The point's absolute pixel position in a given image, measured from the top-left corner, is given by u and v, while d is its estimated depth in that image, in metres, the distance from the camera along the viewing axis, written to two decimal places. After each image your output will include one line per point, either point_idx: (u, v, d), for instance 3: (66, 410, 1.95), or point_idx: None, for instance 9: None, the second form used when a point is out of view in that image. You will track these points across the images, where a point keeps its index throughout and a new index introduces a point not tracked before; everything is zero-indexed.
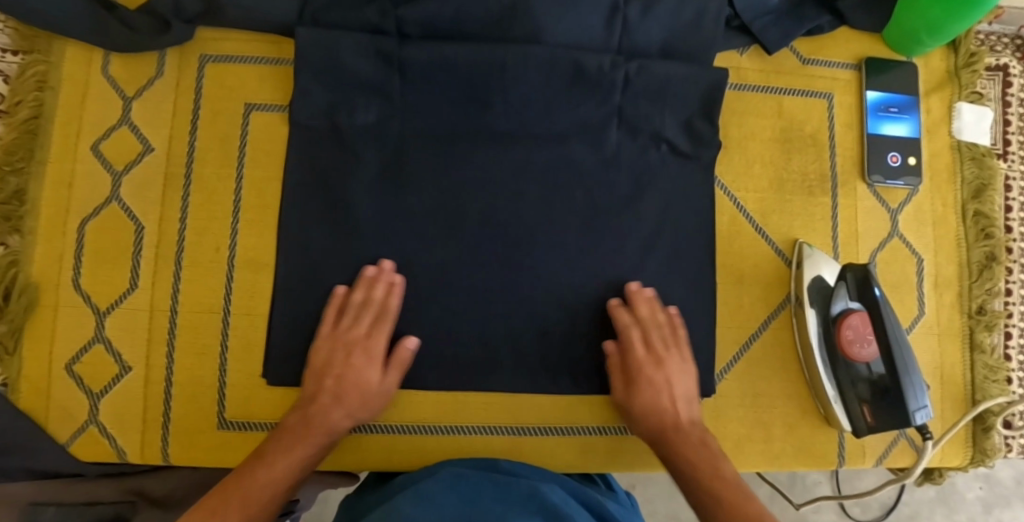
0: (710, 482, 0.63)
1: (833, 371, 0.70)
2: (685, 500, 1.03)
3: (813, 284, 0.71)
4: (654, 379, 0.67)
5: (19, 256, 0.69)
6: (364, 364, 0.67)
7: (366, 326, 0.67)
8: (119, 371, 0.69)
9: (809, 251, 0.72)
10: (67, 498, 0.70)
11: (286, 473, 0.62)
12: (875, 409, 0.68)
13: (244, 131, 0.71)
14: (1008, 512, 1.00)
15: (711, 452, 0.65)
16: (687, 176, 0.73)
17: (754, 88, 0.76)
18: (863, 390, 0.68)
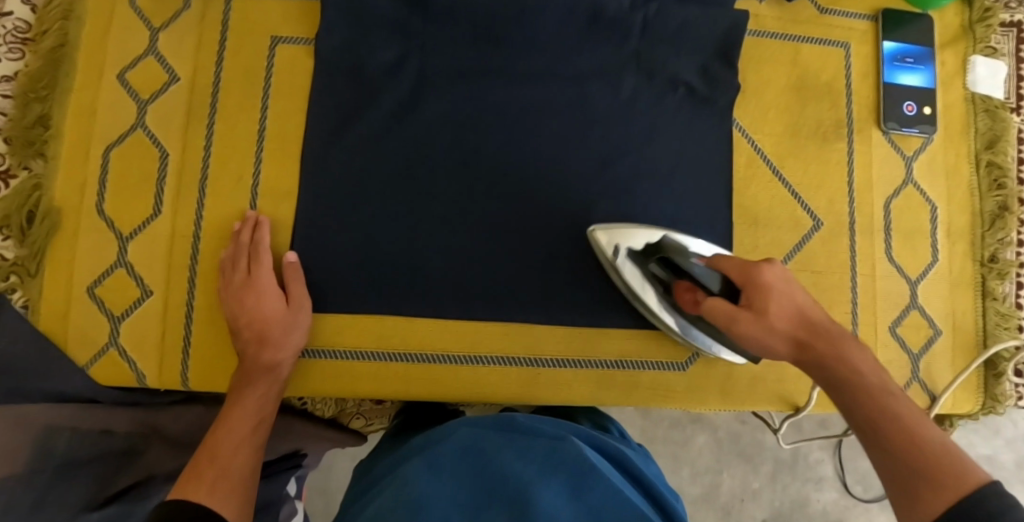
0: (908, 422, 0.52)
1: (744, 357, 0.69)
2: (686, 470, 1.10)
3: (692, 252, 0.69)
4: (828, 335, 0.57)
5: (42, 181, 0.70)
6: (258, 303, 0.66)
7: (245, 270, 0.67)
8: (141, 295, 0.69)
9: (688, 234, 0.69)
10: (84, 424, 0.70)
11: (253, 418, 0.64)
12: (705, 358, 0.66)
13: (270, 63, 0.71)
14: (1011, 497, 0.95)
15: (875, 386, 0.54)
16: (706, 120, 0.73)
17: (773, 35, 0.76)
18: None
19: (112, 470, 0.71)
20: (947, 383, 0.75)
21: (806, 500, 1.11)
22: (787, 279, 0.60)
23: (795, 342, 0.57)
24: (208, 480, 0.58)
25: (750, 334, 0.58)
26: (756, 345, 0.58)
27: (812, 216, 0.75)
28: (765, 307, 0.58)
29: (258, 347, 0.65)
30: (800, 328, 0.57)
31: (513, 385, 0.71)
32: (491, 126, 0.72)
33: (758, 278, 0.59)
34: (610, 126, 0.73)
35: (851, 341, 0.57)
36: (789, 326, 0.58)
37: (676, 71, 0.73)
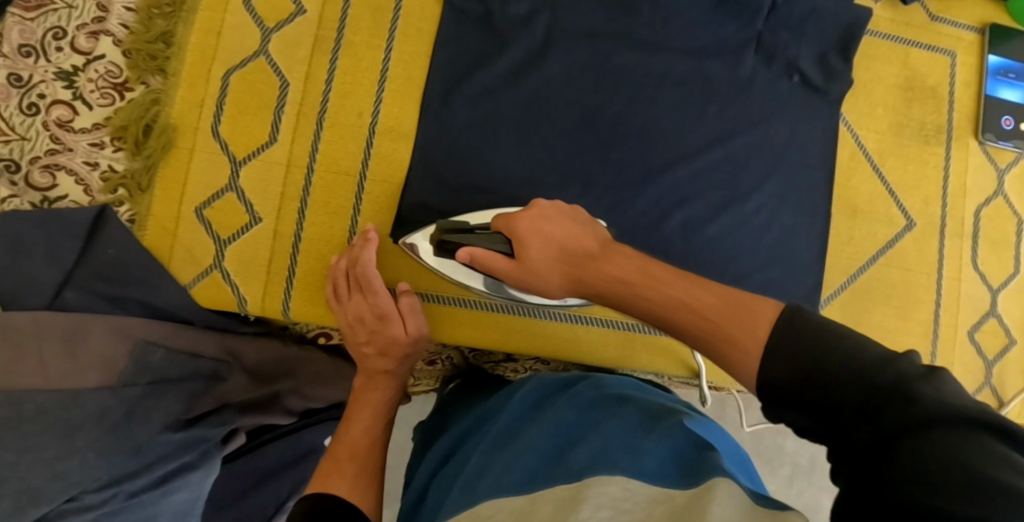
0: (698, 301, 0.47)
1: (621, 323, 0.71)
2: None
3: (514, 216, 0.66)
4: (592, 260, 0.55)
5: (161, 96, 0.70)
6: (383, 324, 0.66)
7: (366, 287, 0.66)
8: (250, 221, 0.69)
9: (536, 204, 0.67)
10: (177, 343, 0.70)
11: (376, 413, 0.65)
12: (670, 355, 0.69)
13: (397, 6, 0.72)
14: None
15: (642, 279, 0.51)
16: (815, 111, 0.76)
17: (886, 36, 0.78)
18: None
19: (197, 394, 0.72)
20: (1017, 391, 0.77)
21: (819, 507, 1.13)
22: (549, 217, 0.58)
23: (561, 277, 0.57)
24: (350, 473, 0.59)
25: (529, 275, 0.58)
26: (543, 284, 0.58)
27: (906, 216, 0.77)
28: (526, 256, 0.57)
29: (380, 359, 0.67)
30: (568, 266, 0.56)
31: (587, 346, 0.72)
32: (609, 93, 0.73)
33: (515, 226, 0.58)
34: (725, 106, 0.74)
35: (617, 251, 0.55)
36: (560, 269, 0.56)
37: (792, 60, 0.75)
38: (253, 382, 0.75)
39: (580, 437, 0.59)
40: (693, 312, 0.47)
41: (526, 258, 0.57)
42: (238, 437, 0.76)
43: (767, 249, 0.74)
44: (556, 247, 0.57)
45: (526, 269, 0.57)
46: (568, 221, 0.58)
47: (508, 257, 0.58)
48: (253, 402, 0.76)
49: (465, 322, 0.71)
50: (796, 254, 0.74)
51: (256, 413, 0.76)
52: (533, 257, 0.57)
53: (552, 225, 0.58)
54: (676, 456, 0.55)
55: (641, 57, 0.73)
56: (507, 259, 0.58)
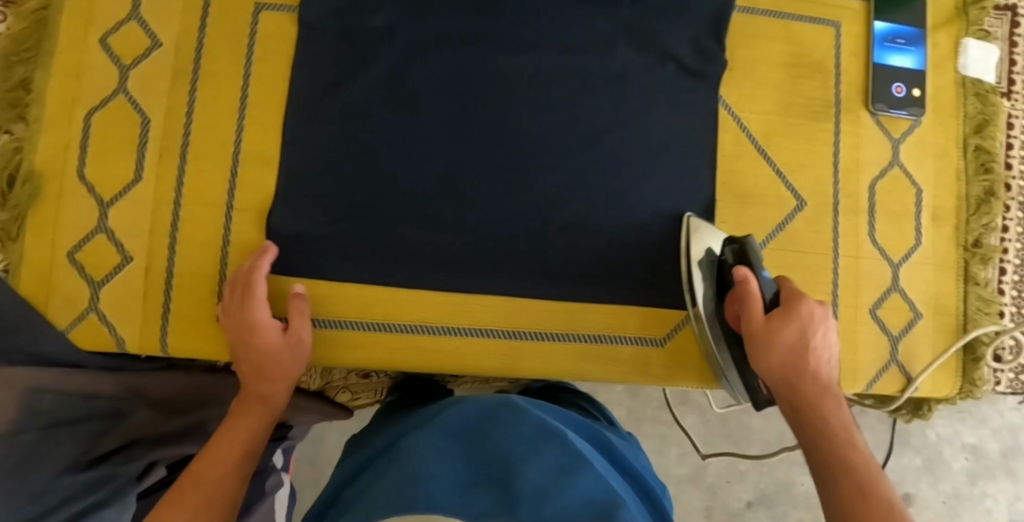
0: (880, 485, 0.52)
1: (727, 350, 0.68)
2: (672, 450, 1.06)
3: (701, 260, 0.69)
4: (818, 383, 0.59)
5: (24, 144, 0.69)
6: (255, 335, 0.65)
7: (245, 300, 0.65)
8: (121, 261, 0.69)
9: (697, 225, 0.71)
10: (66, 387, 0.69)
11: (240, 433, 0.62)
12: None
13: (254, 30, 0.71)
14: (991, 484, 1.06)
15: (845, 437, 0.56)
16: (693, 96, 0.73)
17: (765, 13, 0.76)
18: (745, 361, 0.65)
19: (96, 433, 0.70)
20: (925, 366, 0.75)
21: (790, 482, 1.08)
22: (828, 320, 0.61)
23: (774, 370, 0.59)
24: (191, 503, 0.56)
25: (762, 340, 0.59)
26: (760, 356, 0.60)
27: (796, 196, 0.75)
28: (779, 331, 0.59)
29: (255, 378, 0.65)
30: (787, 367, 0.59)
31: (473, 357, 0.71)
32: (476, 97, 0.71)
33: (799, 303, 0.60)
34: (600, 101, 0.72)
35: (836, 397, 0.59)
36: (785, 364, 0.59)
37: (667, 46, 0.73)
38: (161, 416, 0.74)
39: (488, 469, 0.54)
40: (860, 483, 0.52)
41: (777, 336, 0.59)
42: (157, 470, 0.74)
43: (651, 243, 0.72)
44: (799, 342, 0.59)
45: (762, 343, 0.59)
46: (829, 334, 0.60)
47: (761, 320, 0.60)
48: (167, 436, 0.74)
49: (343, 345, 0.70)
50: (683, 247, 0.72)
51: (172, 445, 0.74)
52: (784, 336, 0.59)
53: (812, 321, 0.60)
54: (579, 508, 0.51)
55: (505, 59, 0.71)
56: (760, 319, 0.60)
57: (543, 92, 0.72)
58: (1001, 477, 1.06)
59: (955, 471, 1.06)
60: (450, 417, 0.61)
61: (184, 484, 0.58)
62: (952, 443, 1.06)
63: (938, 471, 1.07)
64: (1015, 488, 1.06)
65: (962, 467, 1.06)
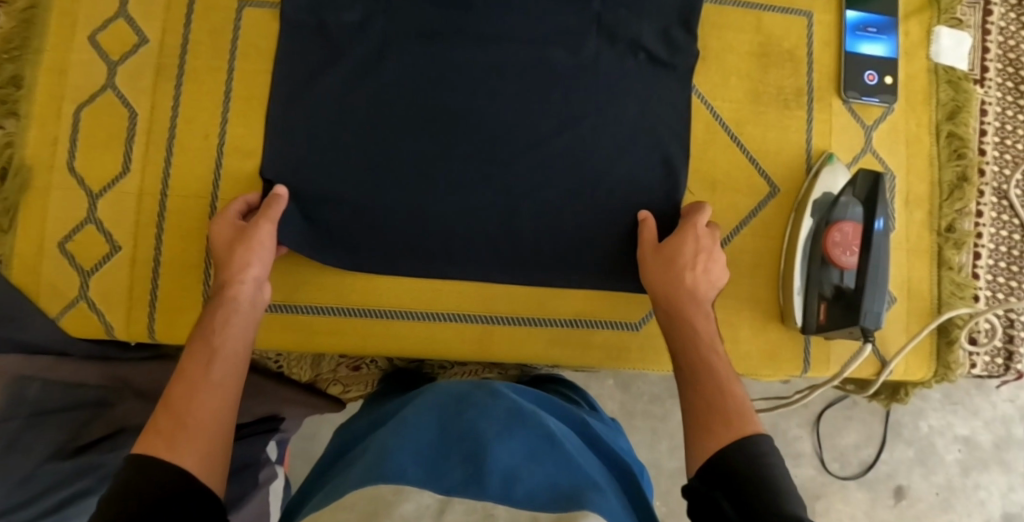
0: (734, 393, 0.56)
1: (808, 271, 0.73)
2: (664, 443, 1.06)
3: (821, 192, 0.74)
4: (695, 299, 0.63)
5: (14, 139, 0.71)
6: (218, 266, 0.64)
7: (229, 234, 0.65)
8: (109, 250, 0.71)
9: (832, 162, 0.75)
10: (54, 375, 0.70)
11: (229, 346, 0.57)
12: (830, 308, 0.71)
13: (237, 26, 0.73)
14: (986, 474, 1.06)
15: (706, 341, 0.60)
16: (666, 86, 0.75)
17: (737, 3, 0.77)
18: (826, 289, 0.71)
19: (86, 419, 0.72)
20: (899, 349, 0.75)
21: None
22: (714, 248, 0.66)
23: (654, 282, 0.66)
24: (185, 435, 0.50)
25: (654, 259, 0.67)
26: (648, 273, 0.67)
27: (770, 183, 0.76)
28: (670, 250, 0.67)
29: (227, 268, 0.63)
30: (662, 276, 0.66)
31: (450, 341, 0.74)
32: (453, 88, 0.73)
33: (684, 224, 0.68)
34: (574, 91, 0.74)
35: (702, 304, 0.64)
36: (661, 276, 0.66)
37: (639, 36, 0.74)
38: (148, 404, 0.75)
39: (461, 445, 0.53)
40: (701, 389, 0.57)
41: (658, 257, 0.67)
42: None
43: (625, 230, 0.73)
44: (692, 258, 0.65)
45: (660, 262, 0.66)
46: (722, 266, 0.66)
47: (654, 246, 0.68)
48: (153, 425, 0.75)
49: (325, 331, 0.73)
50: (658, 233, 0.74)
51: None
52: (680, 252, 0.66)
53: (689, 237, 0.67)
54: (548, 485, 0.50)
55: (481, 51, 0.73)
56: (650, 247, 0.68)
57: (518, 83, 0.74)
58: (995, 469, 1.06)
59: (948, 463, 1.06)
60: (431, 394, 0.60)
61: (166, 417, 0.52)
62: (944, 434, 1.07)
63: (931, 462, 1.06)
64: (1009, 479, 1.05)
65: (956, 459, 1.06)
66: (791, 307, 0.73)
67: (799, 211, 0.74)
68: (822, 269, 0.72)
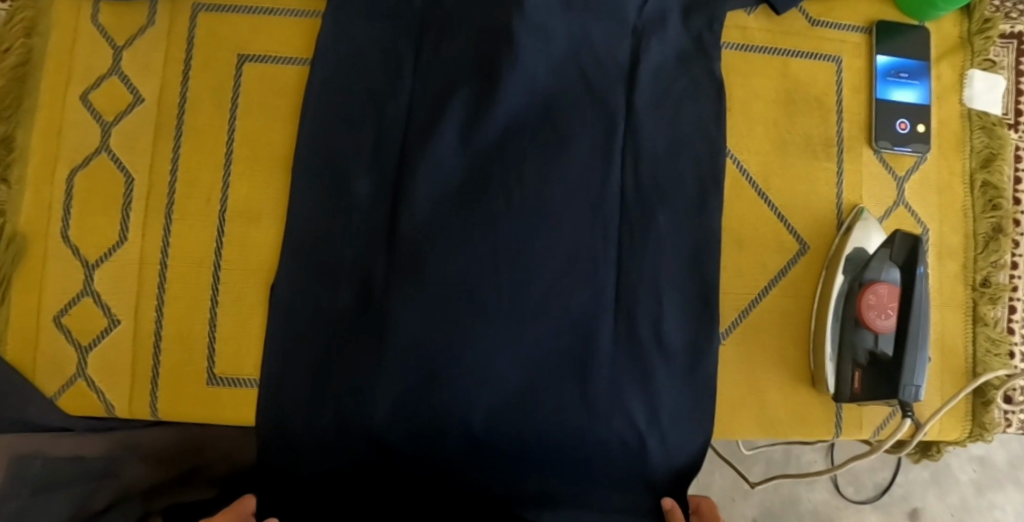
0: None
1: (840, 331, 0.70)
2: None
3: (854, 251, 0.71)
4: None
5: (7, 207, 0.68)
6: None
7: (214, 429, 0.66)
8: (108, 324, 0.68)
9: (865, 216, 0.72)
10: (56, 451, 0.65)
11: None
12: (865, 376, 0.68)
13: (238, 83, 0.70)
14: (1001, 495, 1.02)
15: None
16: (689, 137, 0.72)
17: (762, 49, 0.75)
18: (860, 355, 0.68)
19: (89, 493, 0.66)
20: (934, 412, 0.72)
21: (796, 500, 1.03)
22: None
23: None
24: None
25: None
26: None
27: (798, 239, 0.73)
28: None
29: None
30: None
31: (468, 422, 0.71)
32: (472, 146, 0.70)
33: None
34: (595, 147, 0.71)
35: None
36: None
37: (663, 89, 0.73)
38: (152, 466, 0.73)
39: None
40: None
41: None
42: None
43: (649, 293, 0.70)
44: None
45: None
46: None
47: None
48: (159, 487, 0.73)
49: None
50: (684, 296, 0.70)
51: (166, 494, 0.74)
52: None
53: None
54: None
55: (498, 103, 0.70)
56: None
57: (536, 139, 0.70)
58: (1010, 487, 1.03)
59: (963, 483, 1.03)
60: None
61: None
62: (959, 455, 1.04)
63: (945, 483, 1.04)
64: None
65: (971, 478, 1.03)
66: (821, 371, 0.70)
67: (830, 271, 0.71)
68: (853, 334, 0.69)
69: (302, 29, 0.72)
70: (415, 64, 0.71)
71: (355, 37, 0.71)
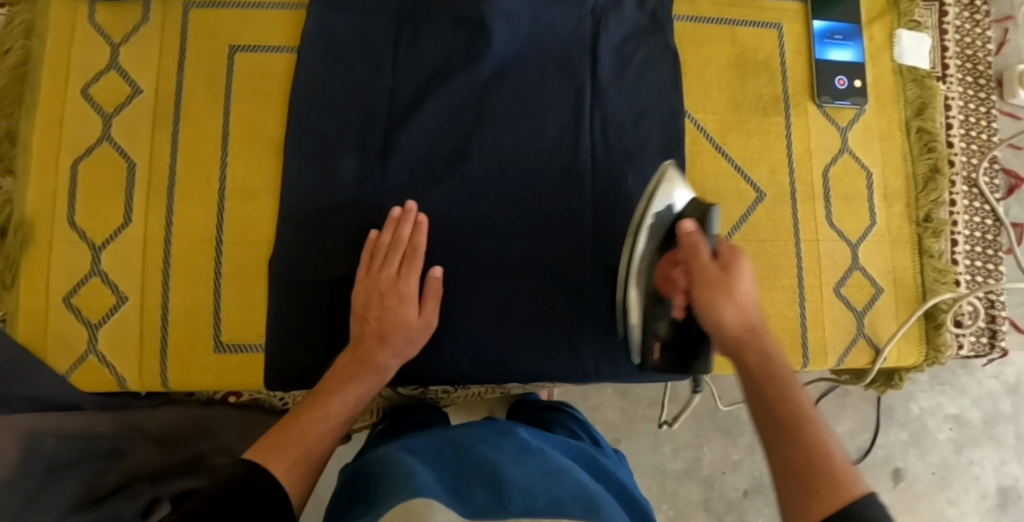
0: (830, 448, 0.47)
1: (641, 301, 0.69)
2: (666, 446, 1.05)
3: (655, 219, 0.68)
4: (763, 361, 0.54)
5: (13, 196, 0.72)
6: (397, 305, 0.68)
7: (395, 268, 0.69)
8: (116, 302, 0.71)
9: (670, 172, 0.70)
10: (64, 428, 0.68)
11: (339, 417, 0.61)
12: (665, 348, 0.68)
13: (230, 71, 0.75)
14: (978, 451, 1.04)
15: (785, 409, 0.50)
16: (651, 103, 0.79)
17: (710, 20, 0.82)
18: (660, 329, 0.68)
19: (99, 470, 0.67)
20: (891, 337, 0.79)
21: None
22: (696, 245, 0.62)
23: (716, 323, 0.58)
24: (293, 451, 0.55)
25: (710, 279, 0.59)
26: (704, 306, 0.59)
27: (755, 188, 0.79)
28: (740, 284, 0.59)
29: (376, 344, 0.66)
30: (728, 339, 0.57)
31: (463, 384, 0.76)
32: (449, 119, 0.76)
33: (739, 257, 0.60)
34: (565, 114, 0.77)
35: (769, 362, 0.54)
36: (736, 319, 0.57)
37: (623, 60, 0.79)
38: (161, 450, 0.72)
39: (477, 475, 0.53)
40: (796, 440, 0.48)
41: (693, 295, 0.60)
42: (162, 508, 0.67)
43: (622, 244, 0.76)
44: (729, 286, 0.58)
45: (712, 293, 0.58)
46: (748, 274, 0.60)
47: (711, 265, 0.60)
48: (168, 470, 0.70)
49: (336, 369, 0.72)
50: None
51: (174, 479, 0.70)
52: (739, 281, 0.59)
53: (738, 290, 0.58)
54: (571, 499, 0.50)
55: (473, 79, 0.76)
56: (708, 264, 0.60)
57: (510, 109, 0.76)
58: (987, 444, 1.05)
59: (942, 442, 1.04)
60: (440, 440, 0.61)
61: (303, 425, 0.58)
62: (935, 414, 1.05)
63: (925, 443, 1.05)
64: (1000, 453, 1.04)
65: (948, 438, 1.05)
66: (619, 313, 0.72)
67: (634, 234, 0.68)
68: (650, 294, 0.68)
69: (285, 19, 0.76)
70: (393, 49, 0.76)
71: (335, 25, 0.76)
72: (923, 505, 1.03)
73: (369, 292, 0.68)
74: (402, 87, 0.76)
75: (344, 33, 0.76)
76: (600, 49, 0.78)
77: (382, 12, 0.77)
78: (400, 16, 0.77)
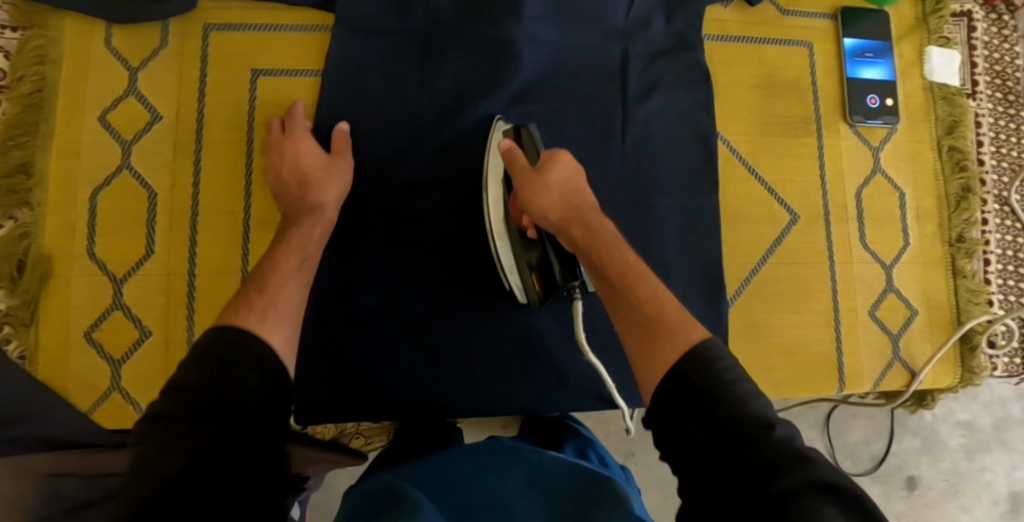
0: (670, 307, 0.53)
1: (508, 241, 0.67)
2: None
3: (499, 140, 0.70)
4: (586, 224, 0.60)
5: (30, 229, 0.69)
6: (299, 143, 0.69)
7: (283, 131, 0.70)
8: (140, 336, 0.69)
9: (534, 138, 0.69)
10: (87, 468, 0.63)
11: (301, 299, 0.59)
12: (542, 275, 0.68)
13: (253, 96, 0.73)
14: (990, 457, 0.97)
15: (636, 290, 0.55)
16: (683, 124, 0.77)
17: (740, 39, 0.80)
18: (534, 258, 0.67)
19: None
20: (926, 361, 0.78)
21: None
22: (573, 175, 0.64)
23: (553, 205, 0.61)
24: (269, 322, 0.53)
25: (535, 184, 0.62)
26: (536, 197, 0.62)
27: (788, 210, 0.78)
28: (546, 169, 0.63)
29: (300, 195, 0.67)
30: (566, 210, 0.61)
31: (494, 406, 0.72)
32: (477, 144, 0.74)
33: (558, 177, 0.63)
34: (595, 136, 0.76)
35: (602, 220, 0.61)
36: (554, 212, 0.61)
37: (653, 80, 0.77)
38: None
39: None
40: (647, 315, 0.52)
41: (517, 192, 0.63)
42: None
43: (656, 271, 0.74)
44: (569, 181, 0.63)
45: (539, 188, 0.62)
46: (583, 179, 0.65)
47: (528, 169, 0.63)
48: None
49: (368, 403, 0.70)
50: (694, 269, 0.75)
51: None
52: (557, 175, 0.63)
53: (586, 209, 0.62)
54: None
55: (502, 103, 0.74)
56: (526, 169, 0.63)
57: (541, 132, 0.75)
58: (998, 450, 0.97)
59: (952, 448, 0.97)
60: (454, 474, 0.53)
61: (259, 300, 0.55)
62: (947, 421, 0.98)
63: (935, 449, 0.97)
64: (1011, 459, 0.97)
65: (959, 443, 0.97)
66: (511, 285, 0.69)
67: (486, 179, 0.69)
68: (566, 270, 0.65)
69: (309, 43, 0.74)
70: (420, 72, 0.74)
71: (360, 47, 0.73)
72: (935, 513, 0.96)
73: (287, 162, 0.68)
74: (430, 110, 0.74)
75: (372, 56, 0.74)
76: (630, 71, 0.77)
77: (406, 34, 0.74)
78: (424, 37, 0.74)
